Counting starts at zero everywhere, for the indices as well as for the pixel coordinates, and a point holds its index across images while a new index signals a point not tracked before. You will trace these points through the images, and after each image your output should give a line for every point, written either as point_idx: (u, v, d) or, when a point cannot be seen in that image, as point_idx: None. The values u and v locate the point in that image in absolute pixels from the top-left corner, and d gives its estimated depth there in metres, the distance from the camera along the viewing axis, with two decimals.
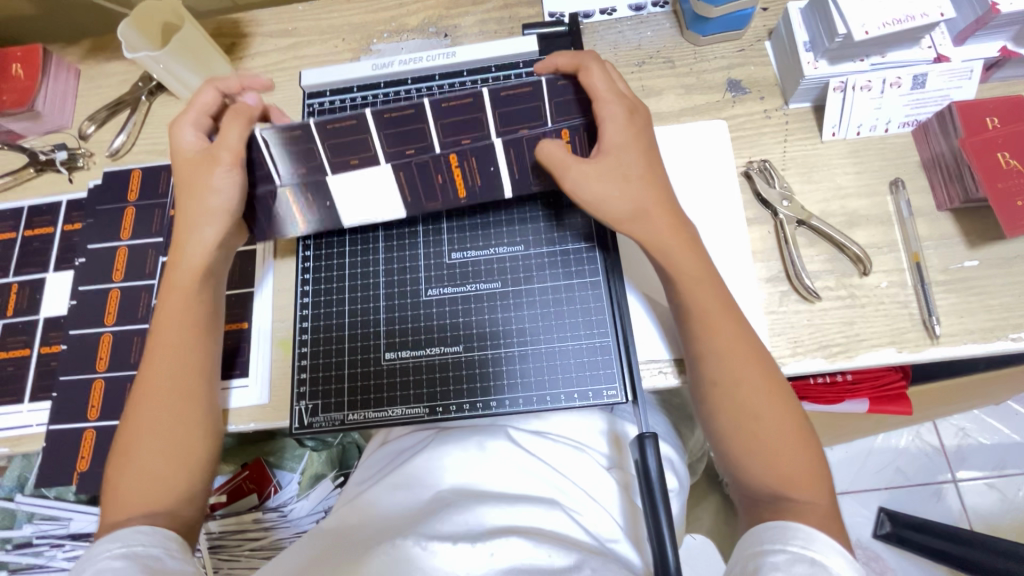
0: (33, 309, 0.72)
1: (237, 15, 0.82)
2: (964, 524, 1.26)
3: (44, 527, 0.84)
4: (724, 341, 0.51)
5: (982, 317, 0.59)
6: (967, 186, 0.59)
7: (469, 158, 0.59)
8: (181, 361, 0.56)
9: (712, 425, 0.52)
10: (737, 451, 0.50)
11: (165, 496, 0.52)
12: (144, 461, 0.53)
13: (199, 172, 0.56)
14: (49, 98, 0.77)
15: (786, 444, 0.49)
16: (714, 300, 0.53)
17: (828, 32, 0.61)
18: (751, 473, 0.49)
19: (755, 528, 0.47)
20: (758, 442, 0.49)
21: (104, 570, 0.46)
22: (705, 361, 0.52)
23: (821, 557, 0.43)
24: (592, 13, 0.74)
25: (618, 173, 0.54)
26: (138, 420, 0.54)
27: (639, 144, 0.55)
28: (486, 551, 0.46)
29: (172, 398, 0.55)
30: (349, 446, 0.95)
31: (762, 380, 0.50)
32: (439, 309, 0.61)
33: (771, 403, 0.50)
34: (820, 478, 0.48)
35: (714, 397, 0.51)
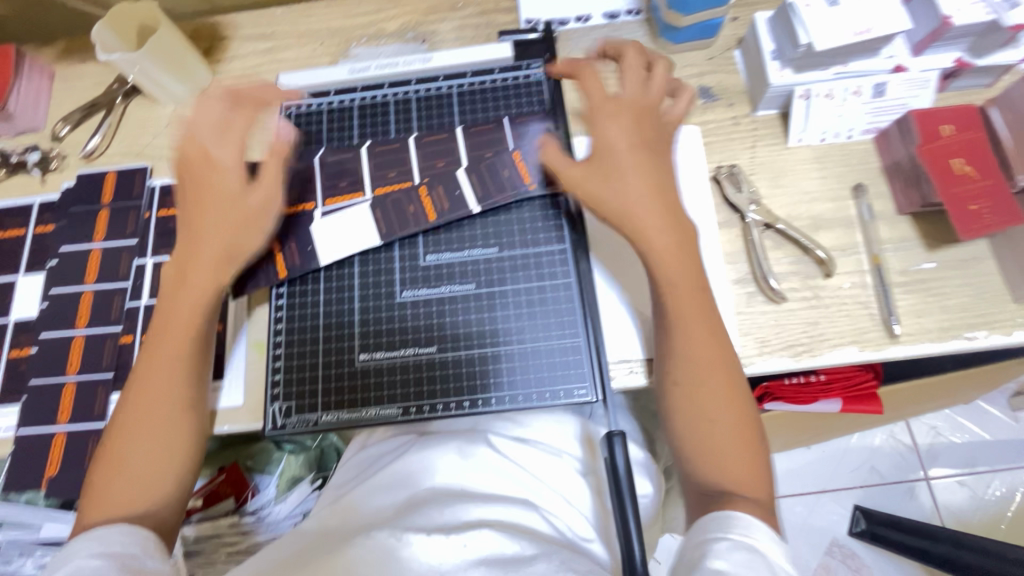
0: (3, 312, 0.71)
1: (216, 18, 0.82)
2: (935, 521, 1.29)
3: (12, 534, 0.82)
4: (698, 339, 0.53)
5: (939, 317, 0.61)
6: (924, 191, 0.61)
7: (436, 187, 0.63)
8: (172, 365, 0.55)
9: (674, 419, 0.53)
10: (690, 448, 0.52)
11: (152, 498, 0.53)
12: (129, 463, 0.53)
13: (250, 215, 0.58)
14: (21, 99, 0.77)
15: (733, 446, 0.50)
16: (692, 302, 0.53)
17: (791, 41, 0.63)
18: (699, 472, 0.51)
19: (701, 517, 0.48)
20: (710, 439, 0.51)
21: (81, 568, 0.46)
22: (674, 358, 0.53)
23: (754, 542, 0.44)
24: (567, 20, 0.76)
25: (611, 175, 0.56)
26: (131, 423, 0.54)
27: (631, 141, 0.56)
28: (460, 542, 0.47)
29: (163, 402, 0.55)
30: (328, 449, 0.92)
31: (722, 381, 0.52)
32: (414, 311, 0.61)
33: (728, 403, 0.51)
34: (763, 478, 0.50)
35: (675, 394, 0.53)
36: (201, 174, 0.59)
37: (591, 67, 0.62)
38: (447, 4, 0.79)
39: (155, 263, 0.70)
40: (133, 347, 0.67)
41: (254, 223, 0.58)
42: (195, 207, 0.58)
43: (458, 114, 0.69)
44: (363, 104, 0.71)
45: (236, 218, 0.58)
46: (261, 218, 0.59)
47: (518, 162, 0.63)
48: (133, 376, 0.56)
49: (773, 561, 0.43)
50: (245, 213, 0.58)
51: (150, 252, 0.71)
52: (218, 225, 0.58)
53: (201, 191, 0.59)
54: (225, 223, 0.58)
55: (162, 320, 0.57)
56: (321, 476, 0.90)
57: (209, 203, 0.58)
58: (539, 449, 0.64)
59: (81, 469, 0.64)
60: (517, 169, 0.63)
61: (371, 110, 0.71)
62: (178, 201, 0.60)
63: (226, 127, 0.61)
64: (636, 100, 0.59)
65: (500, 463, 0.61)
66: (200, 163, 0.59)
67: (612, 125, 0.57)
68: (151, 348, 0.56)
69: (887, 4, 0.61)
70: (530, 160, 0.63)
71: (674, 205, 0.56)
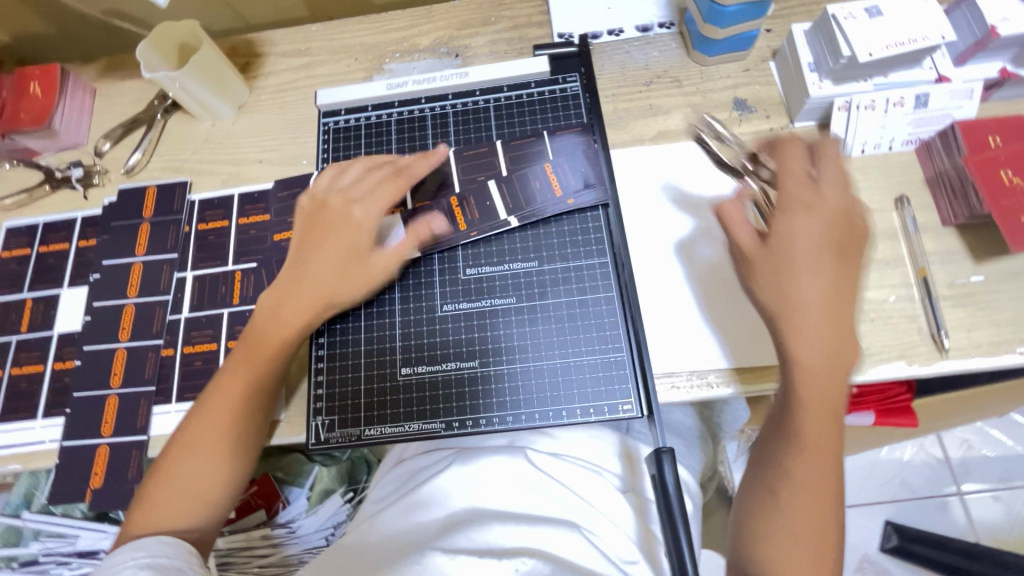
0: (47, 325, 0.72)
1: (252, 36, 0.84)
2: (970, 537, 1.26)
3: (51, 543, 0.83)
4: (820, 442, 0.50)
5: (989, 331, 0.60)
6: (971, 203, 0.60)
7: (467, 198, 0.64)
8: (241, 387, 0.56)
9: (760, 508, 0.52)
10: (764, 534, 0.51)
11: (202, 513, 0.54)
12: (184, 474, 0.54)
13: (346, 270, 0.59)
14: (66, 116, 0.78)
15: (807, 559, 0.49)
16: (833, 411, 0.50)
17: (832, 53, 0.63)
18: (765, 559, 0.50)
19: None
20: (786, 547, 0.49)
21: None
22: (787, 451, 0.51)
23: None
24: (599, 34, 0.76)
25: (780, 261, 0.53)
26: (190, 435, 0.56)
27: (814, 230, 0.53)
28: (511, 566, 0.46)
29: (219, 422, 0.56)
30: (359, 461, 0.93)
31: (819, 490, 0.50)
32: (455, 325, 0.61)
33: (818, 513, 0.49)
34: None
35: (771, 478, 0.52)
36: (333, 218, 0.60)
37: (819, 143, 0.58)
38: (479, 18, 0.80)
39: (196, 277, 0.71)
40: (174, 360, 0.68)
41: (365, 280, 0.59)
42: (314, 241, 0.60)
43: (494, 130, 0.70)
44: (400, 119, 0.72)
45: (350, 273, 0.59)
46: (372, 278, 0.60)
47: (550, 176, 0.64)
48: (212, 386, 0.58)
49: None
50: (341, 268, 0.59)
51: (190, 267, 0.72)
52: (329, 274, 0.59)
53: (325, 234, 0.60)
54: (338, 274, 0.59)
55: (259, 338, 0.58)
56: (350, 489, 0.89)
57: (320, 240, 0.60)
58: (577, 465, 0.63)
59: (125, 481, 0.64)
60: (546, 182, 0.64)
61: (408, 124, 0.71)
62: (299, 222, 0.62)
63: (383, 188, 0.61)
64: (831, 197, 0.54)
65: (540, 479, 0.60)
66: (334, 207, 0.60)
67: (800, 211, 0.54)
68: (238, 357, 0.58)
69: (929, 14, 0.61)
70: (560, 172, 0.64)
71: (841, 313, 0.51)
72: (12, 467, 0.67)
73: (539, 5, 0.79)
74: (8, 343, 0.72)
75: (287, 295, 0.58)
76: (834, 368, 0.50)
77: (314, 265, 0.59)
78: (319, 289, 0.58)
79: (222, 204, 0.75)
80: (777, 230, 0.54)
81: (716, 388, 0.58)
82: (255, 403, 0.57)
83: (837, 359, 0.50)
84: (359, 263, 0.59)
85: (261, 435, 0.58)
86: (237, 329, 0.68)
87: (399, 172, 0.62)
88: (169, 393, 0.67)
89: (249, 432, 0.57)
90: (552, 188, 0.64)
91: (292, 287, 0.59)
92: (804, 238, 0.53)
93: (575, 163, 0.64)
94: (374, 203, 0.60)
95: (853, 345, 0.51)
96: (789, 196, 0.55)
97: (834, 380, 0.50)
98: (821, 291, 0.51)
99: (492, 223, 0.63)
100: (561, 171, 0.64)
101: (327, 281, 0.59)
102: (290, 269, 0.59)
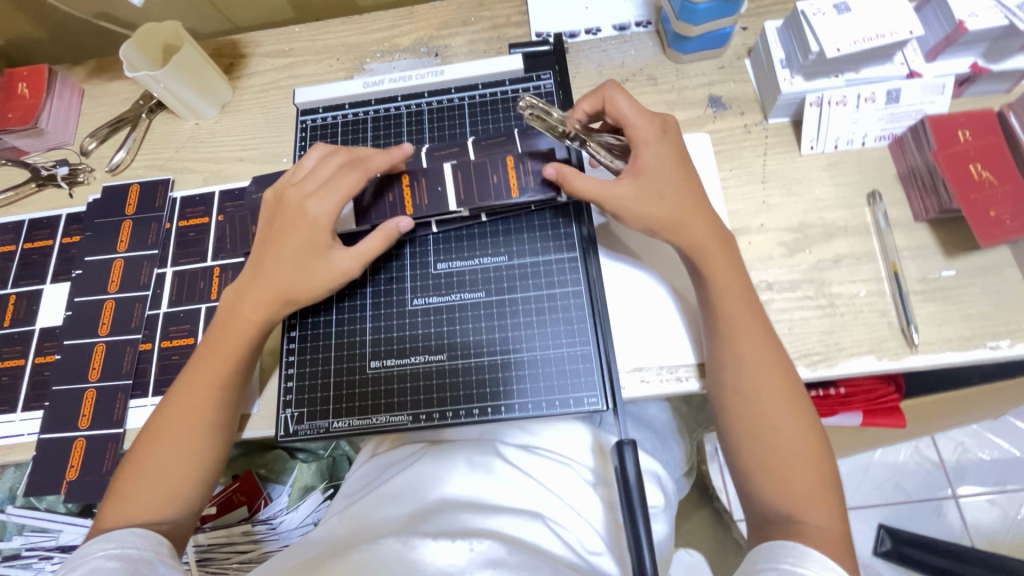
0: (30, 319, 0.73)
1: (237, 37, 0.85)
2: (965, 541, 1.24)
3: (34, 538, 0.83)
4: (762, 364, 0.52)
5: (960, 326, 0.60)
6: (941, 197, 0.60)
7: (418, 179, 0.62)
8: (206, 381, 0.57)
9: (733, 449, 0.52)
10: (755, 468, 0.50)
11: (174, 505, 0.54)
12: (154, 467, 0.55)
13: (305, 269, 0.58)
14: (52, 116, 0.80)
15: (804, 475, 0.49)
16: (757, 334, 0.53)
17: (802, 48, 0.63)
18: (762, 491, 0.50)
19: (761, 544, 0.48)
20: (779, 474, 0.49)
21: (98, 569, 0.47)
22: (739, 385, 0.52)
23: (813, 575, 0.43)
24: (577, 33, 0.77)
25: (656, 190, 0.56)
26: (159, 430, 0.56)
27: (674, 160, 0.57)
28: (466, 547, 0.47)
29: (186, 416, 0.56)
30: (341, 457, 0.95)
31: (789, 409, 0.51)
32: (425, 319, 0.62)
33: (798, 429, 0.50)
34: (833, 504, 0.48)
35: (735, 412, 0.52)
36: (290, 214, 0.59)
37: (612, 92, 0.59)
38: (459, 19, 0.81)
39: (176, 272, 0.72)
40: (151, 354, 0.69)
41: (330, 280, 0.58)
42: (273, 239, 0.59)
43: (468, 130, 0.70)
44: (377, 117, 0.73)
45: (309, 276, 0.58)
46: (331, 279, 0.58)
47: (510, 172, 0.62)
48: (180, 381, 0.58)
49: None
50: (300, 267, 0.58)
51: (170, 263, 0.73)
52: (287, 276, 0.58)
53: (282, 232, 0.59)
54: (296, 276, 0.58)
55: (221, 333, 0.59)
56: (332, 485, 0.91)
57: (279, 239, 0.59)
58: (549, 458, 0.63)
59: (100, 473, 0.65)
60: (505, 181, 0.61)
61: (384, 122, 0.72)
62: (263, 222, 0.61)
63: (339, 182, 0.59)
64: (666, 124, 0.59)
65: (508, 472, 0.60)
66: (290, 203, 0.59)
67: (649, 135, 0.57)
68: (205, 351, 0.59)
69: (897, 10, 0.61)
70: (521, 173, 0.62)
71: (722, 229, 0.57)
72: None
73: (519, 4, 0.80)
74: None
75: (250, 290, 0.59)
76: (732, 279, 0.55)
77: (274, 265, 0.58)
78: (279, 288, 0.58)
79: (203, 201, 0.76)
80: (639, 161, 0.57)
81: (682, 381, 0.58)
82: (223, 396, 0.57)
83: (734, 272, 0.55)
84: (318, 262, 0.58)
85: (228, 430, 0.58)
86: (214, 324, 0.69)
87: (358, 164, 0.60)
88: (146, 387, 0.68)
89: (216, 425, 0.57)
90: (510, 187, 0.61)
91: (254, 288, 0.59)
92: (666, 164, 0.57)
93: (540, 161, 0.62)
94: (327, 198, 0.58)
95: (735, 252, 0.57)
96: (644, 131, 0.57)
97: (742, 299, 0.54)
98: (698, 210, 0.56)
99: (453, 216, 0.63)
100: (523, 172, 0.61)
101: (287, 281, 0.58)
102: (250, 270, 0.59)
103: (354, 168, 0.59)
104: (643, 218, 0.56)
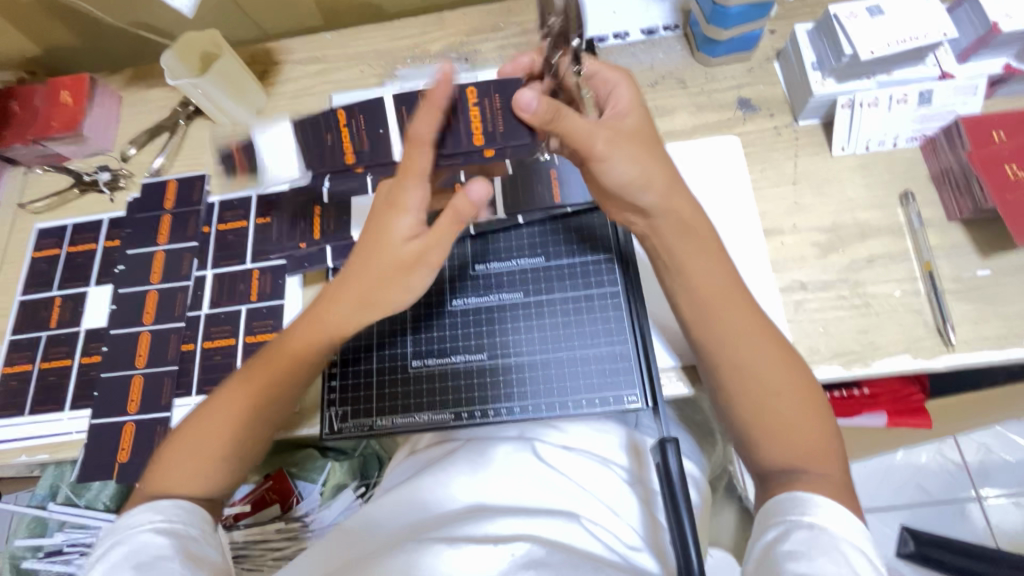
0: (75, 321, 0.75)
1: (270, 44, 0.87)
2: (990, 543, 1.23)
3: (75, 534, 0.85)
4: (748, 333, 0.52)
5: (996, 325, 0.60)
6: (976, 198, 0.61)
7: (357, 116, 0.62)
8: (277, 368, 0.57)
9: (734, 415, 0.52)
10: (757, 433, 0.51)
11: (215, 478, 0.55)
12: (199, 436, 0.56)
13: (397, 272, 0.55)
14: (94, 123, 0.82)
15: (802, 429, 0.50)
16: (737, 302, 0.53)
17: (835, 52, 0.64)
18: (765, 449, 0.50)
19: (771, 500, 0.48)
20: (781, 434, 0.50)
21: (146, 543, 0.48)
22: (733, 358, 0.52)
23: (820, 521, 0.45)
24: (605, 37, 0.78)
25: (628, 152, 0.52)
26: (212, 406, 0.57)
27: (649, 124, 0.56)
28: (507, 551, 0.48)
29: (246, 393, 0.57)
30: (370, 457, 0.95)
31: (779, 370, 0.51)
32: (464, 319, 0.63)
33: (789, 383, 0.51)
34: (832, 451, 0.50)
35: (730, 381, 0.52)
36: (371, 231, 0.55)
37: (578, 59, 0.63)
38: (488, 24, 0.82)
39: (216, 274, 0.74)
40: (194, 354, 0.71)
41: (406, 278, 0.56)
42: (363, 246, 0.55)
43: None
44: None
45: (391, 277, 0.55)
46: (414, 270, 0.55)
47: (473, 113, 0.57)
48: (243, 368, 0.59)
49: (838, 538, 0.43)
50: (389, 271, 0.55)
51: (210, 265, 0.75)
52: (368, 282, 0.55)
53: (369, 239, 0.55)
54: (376, 283, 0.55)
55: (295, 334, 0.58)
56: (363, 483, 0.91)
57: (367, 252, 0.55)
58: (586, 457, 0.64)
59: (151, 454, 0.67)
60: (467, 129, 0.57)
61: None
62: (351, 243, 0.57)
63: (407, 161, 0.52)
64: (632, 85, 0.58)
65: (548, 472, 0.61)
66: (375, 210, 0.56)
67: (617, 80, 0.57)
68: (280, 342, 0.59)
69: (930, 13, 0.62)
70: (489, 120, 0.57)
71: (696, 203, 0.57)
72: (41, 456, 0.70)
73: None
74: (38, 338, 0.75)
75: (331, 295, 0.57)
76: (713, 247, 0.55)
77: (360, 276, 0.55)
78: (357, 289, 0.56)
79: (241, 205, 0.77)
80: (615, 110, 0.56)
81: (673, 386, 0.60)
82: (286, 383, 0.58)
83: (708, 241, 0.55)
84: (411, 265, 0.55)
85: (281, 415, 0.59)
86: (254, 324, 0.71)
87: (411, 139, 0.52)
88: (189, 386, 0.70)
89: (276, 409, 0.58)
90: (472, 135, 0.56)
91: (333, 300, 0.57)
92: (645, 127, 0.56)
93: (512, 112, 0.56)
94: (408, 186, 0.53)
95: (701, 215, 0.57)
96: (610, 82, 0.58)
97: (720, 269, 0.54)
98: (666, 167, 0.54)
99: (490, 220, 0.65)
100: (489, 113, 0.57)
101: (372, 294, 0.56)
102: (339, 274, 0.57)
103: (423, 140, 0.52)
104: (617, 179, 0.53)
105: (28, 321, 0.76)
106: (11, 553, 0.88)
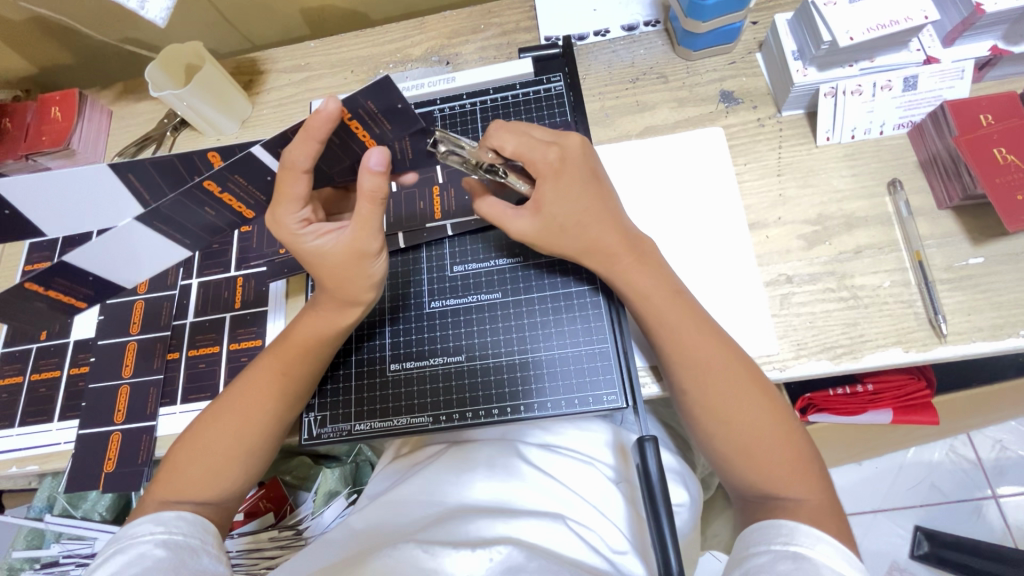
0: (64, 332, 0.75)
1: (254, 54, 0.87)
2: (1009, 543, 1.19)
3: (71, 546, 0.84)
4: (715, 353, 0.52)
5: (990, 315, 0.58)
6: (965, 183, 0.59)
7: (231, 179, 0.53)
8: (267, 373, 0.57)
9: (709, 440, 0.52)
10: (731, 457, 0.50)
11: (216, 487, 0.55)
12: (204, 445, 0.56)
13: (345, 270, 0.54)
14: (83, 137, 0.83)
15: (776, 451, 0.49)
16: (700, 335, 0.53)
17: (814, 39, 0.62)
18: (742, 478, 0.50)
19: (752, 527, 0.47)
20: (754, 458, 0.49)
21: (145, 555, 0.47)
22: (702, 379, 0.52)
23: (806, 550, 0.43)
24: (585, 35, 0.78)
25: (555, 228, 0.56)
26: (205, 420, 0.57)
27: (590, 185, 0.56)
28: (485, 556, 0.46)
29: (233, 407, 0.57)
30: (363, 464, 0.94)
31: (749, 401, 0.51)
32: (443, 320, 0.63)
33: (762, 413, 0.50)
34: (813, 473, 0.49)
35: (702, 416, 0.52)
36: (302, 258, 0.56)
37: (505, 139, 0.57)
38: (469, 26, 0.82)
39: (201, 283, 0.74)
40: (179, 363, 0.71)
41: (365, 274, 0.55)
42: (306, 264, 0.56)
43: (478, 101, 0.75)
44: None
45: (348, 274, 0.55)
46: (361, 259, 0.54)
47: (354, 127, 0.51)
48: (241, 379, 0.59)
49: (822, 566, 0.42)
50: (341, 267, 0.54)
51: (195, 274, 0.75)
52: (330, 279, 0.55)
53: (306, 259, 0.55)
54: (336, 279, 0.55)
55: (284, 341, 0.58)
56: (355, 490, 0.90)
57: (320, 276, 0.56)
58: (568, 457, 0.63)
59: (136, 464, 0.67)
60: (359, 142, 0.54)
61: None
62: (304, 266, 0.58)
63: (280, 185, 0.51)
64: (576, 158, 0.56)
65: (530, 472, 0.60)
66: (281, 238, 0.54)
67: (545, 170, 0.55)
68: (265, 359, 0.59)
69: None
70: (364, 118, 0.50)
71: (645, 240, 0.58)
72: (31, 468, 0.70)
73: (527, 10, 0.81)
74: (28, 350, 0.76)
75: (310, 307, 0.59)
76: (661, 270, 0.56)
77: (322, 284, 0.56)
78: (329, 297, 0.57)
79: None
80: (539, 192, 0.56)
81: (643, 387, 0.59)
82: (281, 388, 0.57)
83: (662, 279, 0.56)
84: (355, 256, 0.54)
85: (284, 424, 0.58)
86: (238, 332, 0.71)
87: (286, 166, 0.50)
88: (175, 395, 0.70)
89: (260, 421, 0.56)
90: (363, 141, 0.54)
91: (315, 306, 0.59)
92: (583, 193, 0.56)
93: (392, 115, 0.50)
94: (288, 206, 0.52)
95: (657, 254, 0.59)
96: (535, 158, 0.56)
97: (675, 294, 0.55)
98: (605, 222, 0.56)
99: (467, 221, 0.65)
100: (369, 119, 0.51)
101: (345, 290, 0.56)
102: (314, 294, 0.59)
103: (303, 163, 0.50)
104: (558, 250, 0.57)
105: (19, 333, 0.76)
106: (10, 563, 0.90)
